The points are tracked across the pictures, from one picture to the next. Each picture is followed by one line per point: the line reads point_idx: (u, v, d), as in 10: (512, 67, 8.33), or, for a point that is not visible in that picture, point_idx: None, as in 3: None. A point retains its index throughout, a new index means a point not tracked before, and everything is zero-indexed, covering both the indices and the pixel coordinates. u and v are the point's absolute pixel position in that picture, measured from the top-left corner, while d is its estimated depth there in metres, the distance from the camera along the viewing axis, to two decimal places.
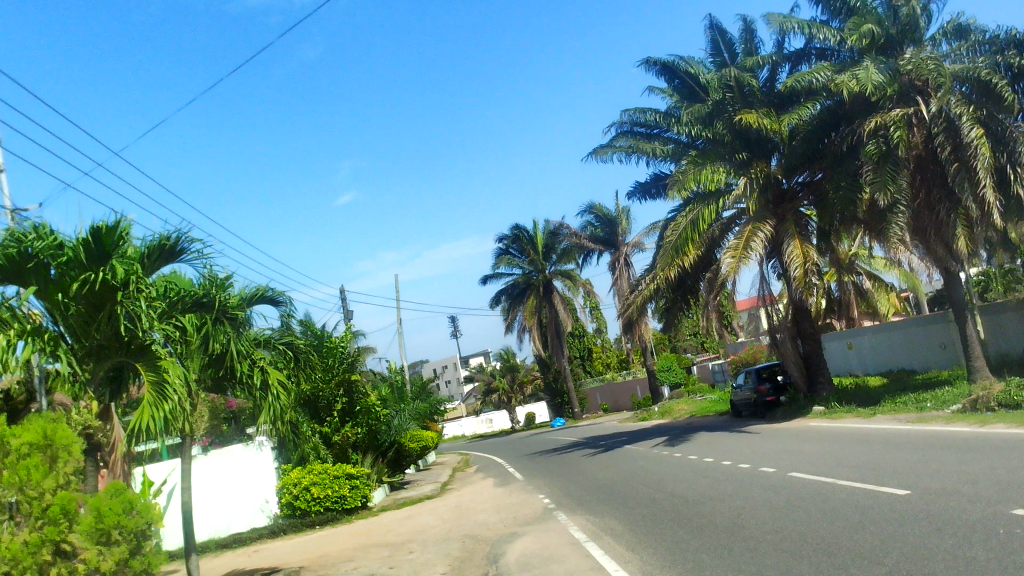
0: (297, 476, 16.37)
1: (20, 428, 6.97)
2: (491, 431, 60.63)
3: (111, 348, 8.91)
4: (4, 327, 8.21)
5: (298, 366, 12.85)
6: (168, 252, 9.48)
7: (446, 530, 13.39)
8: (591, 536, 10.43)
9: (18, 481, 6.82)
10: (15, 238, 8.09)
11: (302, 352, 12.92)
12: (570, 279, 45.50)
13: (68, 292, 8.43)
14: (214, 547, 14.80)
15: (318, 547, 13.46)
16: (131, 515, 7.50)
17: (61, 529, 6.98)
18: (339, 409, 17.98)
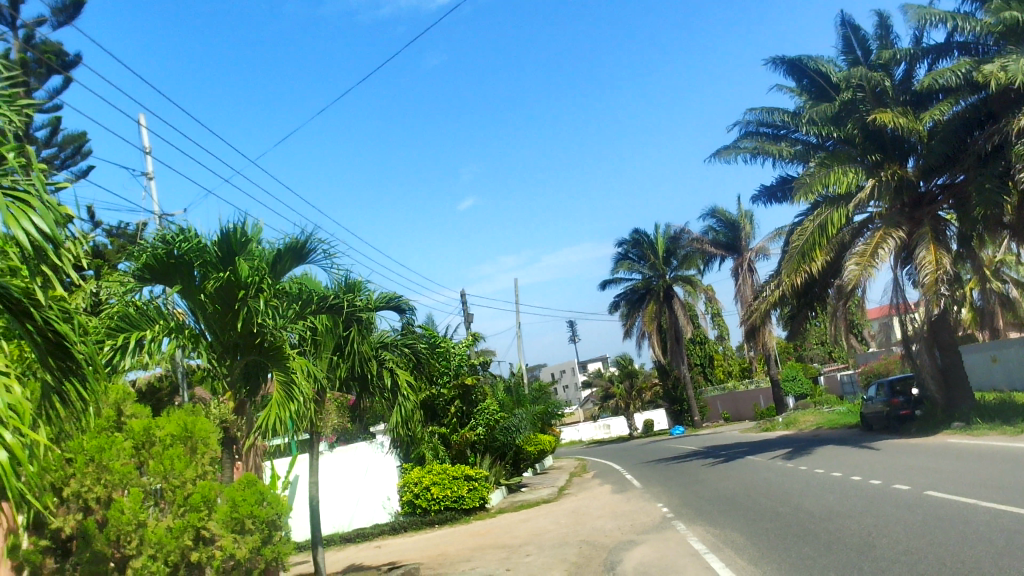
0: (417, 476, 16.81)
1: (163, 421, 7.14)
2: (609, 438, 60.69)
3: (245, 345, 9.36)
4: (151, 323, 8.71)
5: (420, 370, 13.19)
6: (299, 255, 9.89)
7: (563, 534, 13.42)
8: (712, 548, 10.16)
9: (163, 469, 6.91)
10: (163, 241, 8.62)
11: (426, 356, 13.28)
12: (690, 285, 44.69)
13: (207, 291, 8.91)
14: (339, 540, 15.58)
15: (438, 545, 13.86)
16: (262, 506, 7.38)
17: (202, 516, 6.93)
18: (457, 411, 18.19)
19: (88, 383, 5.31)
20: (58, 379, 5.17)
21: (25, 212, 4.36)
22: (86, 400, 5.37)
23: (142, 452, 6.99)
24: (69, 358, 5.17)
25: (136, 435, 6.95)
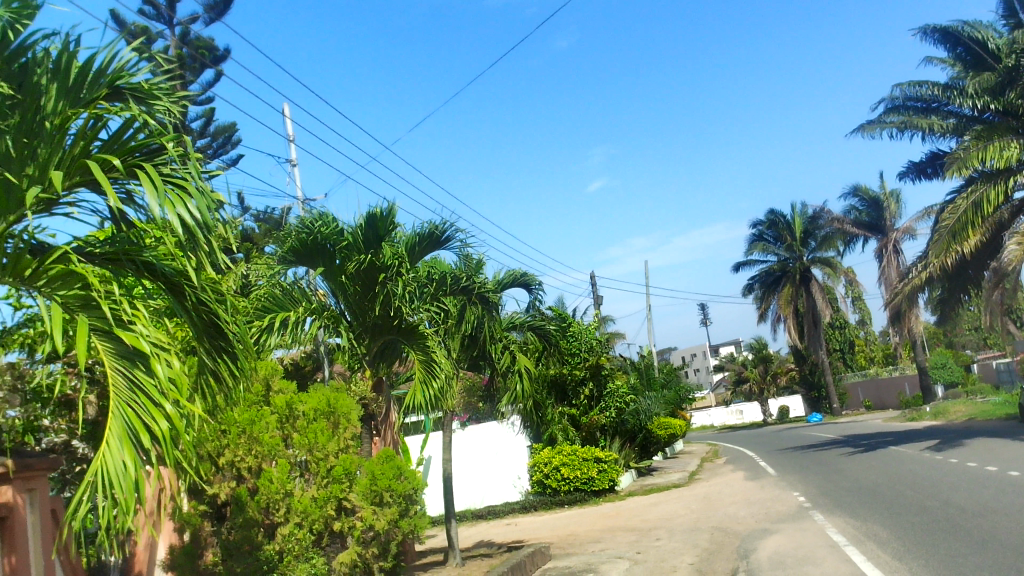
0: (547, 456, 16.96)
1: (307, 396, 7.46)
2: (742, 423, 59.34)
3: (384, 327, 9.60)
4: (297, 304, 9.13)
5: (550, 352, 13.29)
6: (435, 241, 10.12)
7: (694, 519, 13.24)
8: (852, 541, 9.78)
9: (308, 442, 7.24)
10: (306, 226, 9.02)
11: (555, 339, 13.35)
12: (830, 267, 42.88)
13: (348, 273, 9.27)
14: (471, 517, 16.04)
15: (567, 525, 13.98)
16: (400, 480, 7.58)
17: (343, 487, 7.27)
18: (588, 392, 18.00)
19: (239, 360, 5.59)
20: (213, 355, 5.49)
21: (183, 198, 4.66)
22: (237, 376, 5.65)
23: (288, 426, 7.35)
24: (223, 336, 5.47)
25: (281, 410, 7.30)
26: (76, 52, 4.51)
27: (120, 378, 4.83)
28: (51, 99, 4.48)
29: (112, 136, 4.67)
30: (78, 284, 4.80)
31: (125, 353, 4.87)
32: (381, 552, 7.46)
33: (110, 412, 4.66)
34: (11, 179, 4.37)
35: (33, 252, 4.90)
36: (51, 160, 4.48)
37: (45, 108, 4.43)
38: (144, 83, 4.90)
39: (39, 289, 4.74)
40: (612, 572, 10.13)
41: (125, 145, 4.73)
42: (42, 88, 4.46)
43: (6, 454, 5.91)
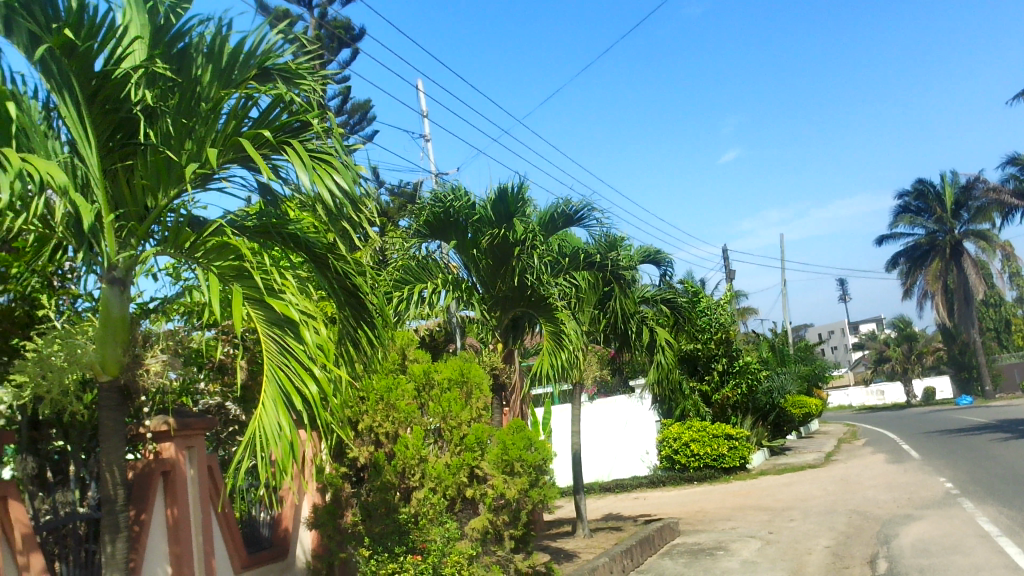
0: (677, 432, 16.96)
1: (442, 365, 7.65)
2: (883, 404, 56.78)
3: (516, 299, 9.68)
4: (432, 276, 9.33)
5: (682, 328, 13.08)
6: (566, 216, 10.18)
7: (831, 501, 12.80)
8: (1006, 532, 9.18)
9: (442, 410, 7.45)
10: (439, 201, 9.22)
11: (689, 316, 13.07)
12: (984, 241, 40.18)
13: (480, 246, 9.41)
14: (599, 489, 16.17)
15: (696, 501, 13.84)
16: (530, 451, 7.68)
17: (476, 456, 7.41)
18: (719, 368, 17.66)
19: (378, 330, 5.79)
20: (354, 324, 5.71)
21: (328, 172, 4.84)
22: (376, 343, 5.85)
23: (424, 394, 7.56)
24: (363, 307, 5.68)
25: (418, 378, 7.51)
26: (227, 36, 4.71)
27: (272, 343, 5.15)
28: (206, 82, 4.70)
29: (260, 116, 4.90)
30: (233, 255, 5.09)
31: (276, 320, 5.17)
32: (512, 520, 7.60)
33: (265, 375, 4.96)
34: (172, 156, 4.67)
35: (191, 225, 5.22)
36: (207, 137, 4.70)
37: (201, 91, 4.68)
38: (290, 63, 5.11)
39: (197, 261, 5.03)
40: (743, 551, 9.94)
41: (272, 124, 4.95)
42: (199, 71, 4.70)
43: (167, 413, 6.39)
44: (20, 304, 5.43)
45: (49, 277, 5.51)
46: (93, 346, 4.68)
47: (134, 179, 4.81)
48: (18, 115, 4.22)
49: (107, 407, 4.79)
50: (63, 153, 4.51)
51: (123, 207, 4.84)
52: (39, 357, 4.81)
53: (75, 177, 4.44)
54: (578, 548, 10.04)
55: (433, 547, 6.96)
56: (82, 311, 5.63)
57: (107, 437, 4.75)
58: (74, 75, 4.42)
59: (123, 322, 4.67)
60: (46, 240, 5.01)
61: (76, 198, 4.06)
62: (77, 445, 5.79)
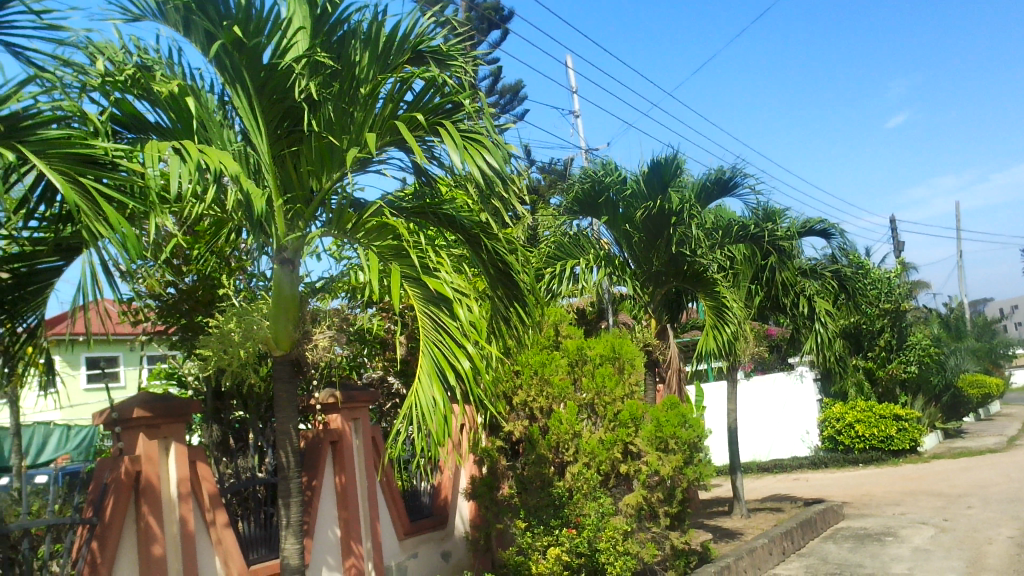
0: (840, 412, 16.21)
1: (594, 341, 7.64)
2: None
3: (670, 274, 9.56)
4: (584, 251, 9.31)
5: (855, 308, 12.36)
6: (722, 186, 9.93)
7: (1016, 488, 11.88)
8: None
9: (595, 386, 7.45)
10: (589, 176, 9.25)
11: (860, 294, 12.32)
12: None
13: (633, 221, 9.31)
14: (757, 469, 15.78)
15: (862, 484, 13.22)
16: (685, 428, 7.56)
17: (630, 432, 7.37)
18: (886, 344, 16.71)
19: (529, 308, 5.82)
20: (505, 302, 5.78)
21: (479, 151, 4.92)
22: (527, 321, 5.89)
23: (577, 369, 7.58)
24: (515, 285, 5.73)
25: (571, 353, 7.53)
26: (384, 21, 4.84)
27: (428, 320, 5.29)
28: (364, 67, 4.84)
29: (415, 99, 5.05)
30: (391, 236, 5.28)
31: (431, 297, 5.30)
32: (667, 497, 7.50)
33: (421, 350, 5.12)
34: (333, 142, 4.90)
35: (352, 206, 5.46)
36: (365, 122, 4.92)
37: (359, 75, 4.83)
38: (443, 45, 5.21)
39: (359, 241, 5.28)
40: (915, 538, 9.42)
41: (427, 106, 5.09)
42: (357, 57, 4.83)
43: (335, 387, 6.72)
44: (202, 284, 5.83)
45: (227, 257, 5.88)
46: (268, 322, 4.99)
47: (301, 164, 5.07)
48: (196, 108, 4.53)
49: (281, 379, 5.12)
50: (237, 142, 4.81)
51: (291, 191, 5.10)
52: (221, 332, 5.19)
53: (248, 164, 4.73)
54: (737, 529, 9.83)
55: (588, 521, 6.92)
56: (255, 289, 5.87)
57: (280, 408, 5.07)
58: (244, 69, 4.65)
59: (294, 300, 4.96)
60: (222, 220, 5.42)
61: (247, 186, 4.30)
62: (254, 415, 6.21)
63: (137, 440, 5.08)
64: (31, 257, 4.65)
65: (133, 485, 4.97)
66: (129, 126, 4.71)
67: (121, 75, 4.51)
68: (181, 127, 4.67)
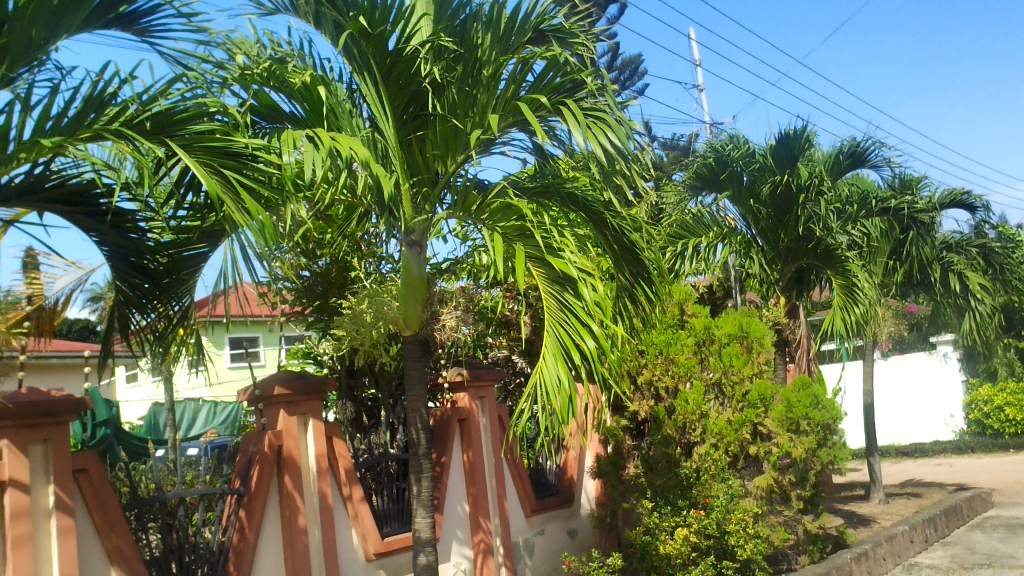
0: (989, 395, 15.17)
1: (722, 320, 7.45)
2: None
3: (799, 251, 9.16)
4: (707, 231, 9.13)
5: (1005, 284, 11.59)
6: (855, 156, 9.52)
7: None
8: None
9: (723, 365, 7.28)
10: (714, 150, 8.93)
11: (1010, 268, 11.54)
12: None
13: (759, 196, 8.99)
14: (896, 453, 15.09)
15: (1014, 471, 12.42)
16: (817, 409, 7.36)
17: (759, 413, 7.18)
18: None
19: (654, 286, 5.73)
20: (631, 281, 5.74)
21: (602, 130, 4.87)
22: (654, 300, 5.80)
23: (704, 349, 7.41)
24: (640, 263, 5.65)
25: (698, 333, 7.38)
26: (504, 3, 4.86)
27: (553, 300, 5.33)
28: (486, 49, 4.88)
29: (537, 79, 5.05)
30: (515, 216, 5.28)
31: (555, 278, 5.32)
32: (799, 480, 7.29)
33: (546, 330, 5.19)
34: (458, 125, 4.98)
35: (477, 189, 5.56)
36: (488, 105, 4.95)
37: (481, 58, 4.88)
38: (565, 23, 5.20)
39: (484, 222, 5.33)
40: None
41: (550, 84, 5.08)
42: (479, 41, 4.89)
43: (462, 366, 6.88)
44: (335, 267, 6.05)
45: (358, 242, 6.07)
46: (397, 303, 5.14)
47: (426, 148, 5.17)
48: (327, 97, 4.70)
49: (411, 358, 5.25)
50: (366, 128, 4.96)
51: (417, 174, 5.23)
52: (353, 313, 5.38)
53: (376, 149, 4.86)
54: (874, 514, 9.44)
55: (715, 502, 6.82)
56: (384, 272, 6.06)
57: (410, 386, 5.23)
58: (371, 57, 4.79)
59: (421, 280, 5.06)
60: (353, 205, 5.59)
61: (376, 171, 4.42)
62: (386, 393, 6.41)
63: (279, 416, 5.34)
64: (180, 244, 4.97)
65: (276, 458, 5.24)
66: (265, 117, 4.94)
67: (257, 69, 4.73)
68: (313, 116, 4.84)
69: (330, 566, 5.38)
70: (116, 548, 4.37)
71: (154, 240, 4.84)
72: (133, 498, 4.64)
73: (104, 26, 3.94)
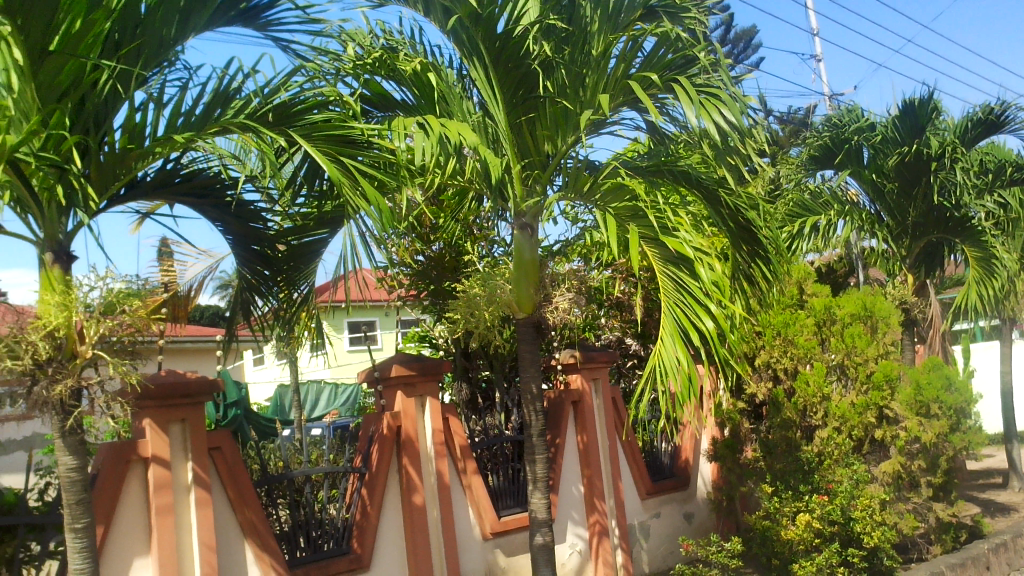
0: None
1: (843, 299, 7.11)
2: None
3: (929, 226, 8.72)
4: (827, 207, 8.66)
5: None
6: (991, 125, 8.99)
7: None
8: None
9: (846, 346, 6.97)
10: (832, 125, 8.78)
11: None
12: None
13: (883, 170, 8.56)
14: None
15: None
16: (951, 392, 7.03)
17: (885, 396, 6.82)
18: None
19: (772, 264, 5.58)
20: (748, 260, 5.59)
21: (715, 106, 4.74)
22: (772, 279, 5.64)
23: (825, 329, 7.14)
24: (756, 241, 5.51)
25: (818, 313, 7.08)
26: None
27: (668, 280, 5.27)
28: (597, 30, 4.81)
29: (648, 55, 4.97)
30: (628, 197, 5.25)
31: (671, 258, 5.25)
32: (930, 466, 6.97)
33: (663, 311, 5.12)
34: (569, 106, 4.98)
35: (588, 169, 5.53)
36: (598, 84, 4.93)
37: (591, 37, 4.82)
38: None
39: (596, 203, 5.31)
40: None
41: (662, 60, 4.99)
42: (588, 18, 4.80)
43: (575, 347, 6.87)
44: (448, 251, 6.15)
45: (470, 226, 6.12)
46: (511, 286, 5.23)
47: (536, 129, 5.17)
48: (438, 83, 4.75)
49: (524, 341, 5.31)
50: (476, 113, 5.00)
51: (529, 157, 5.26)
52: (466, 296, 5.34)
53: (487, 134, 4.94)
54: (1013, 503, 8.92)
55: (840, 488, 6.60)
56: (496, 255, 6.08)
57: (524, 367, 5.28)
58: (479, 40, 4.75)
59: (534, 262, 5.19)
60: (465, 188, 5.65)
61: (486, 155, 4.46)
62: (500, 374, 6.46)
63: (397, 397, 5.48)
64: (301, 230, 5.16)
65: (395, 438, 5.39)
66: (378, 105, 5.05)
67: (369, 59, 4.84)
68: (424, 103, 4.96)
69: (448, 544, 5.50)
70: (249, 522, 4.60)
71: (274, 227, 4.97)
72: (263, 476, 4.87)
73: (229, 23, 4.11)
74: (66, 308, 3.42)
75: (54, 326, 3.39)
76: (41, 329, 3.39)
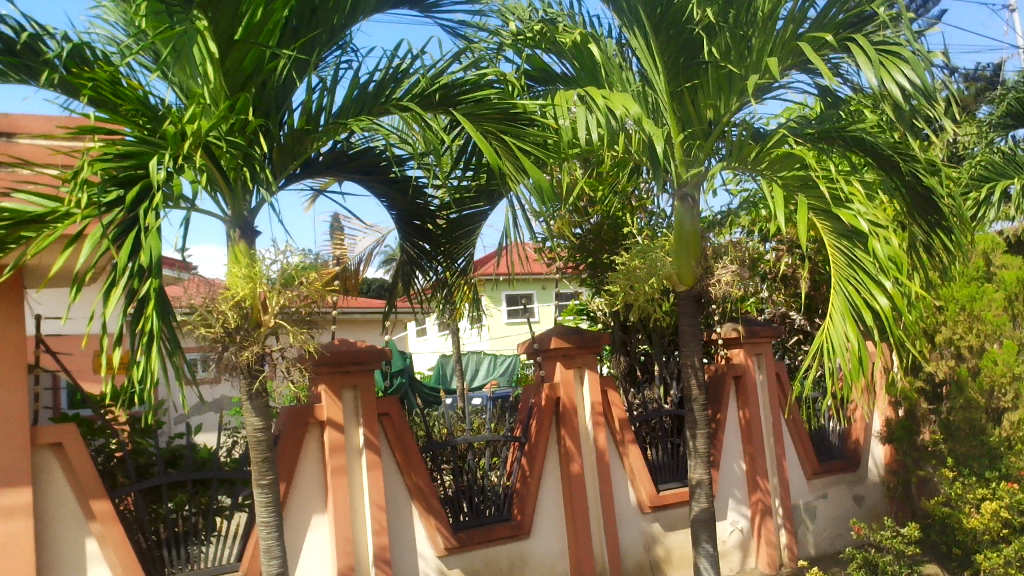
0: None
1: None
2: None
3: None
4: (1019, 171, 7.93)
5: None
6: None
7: None
8: None
9: None
10: None
11: None
12: None
13: None
14: None
15: None
16: None
17: None
18: None
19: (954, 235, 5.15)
20: (926, 231, 5.22)
21: (895, 65, 4.44)
22: (954, 252, 5.20)
23: (1017, 304, 6.51)
24: (935, 210, 5.12)
25: (1009, 287, 6.50)
26: None
27: (839, 254, 5.02)
28: None
29: (820, 14, 4.70)
30: (798, 165, 5.04)
31: (844, 232, 4.99)
32: None
33: (833, 288, 4.87)
34: (734, 71, 4.82)
35: (754, 137, 5.35)
36: (766, 47, 4.74)
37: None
38: None
39: (762, 172, 5.12)
40: None
41: (835, 19, 4.71)
42: None
43: (738, 322, 6.69)
44: (606, 222, 6.10)
45: (629, 197, 6.07)
46: (671, 258, 5.15)
47: (699, 98, 5.04)
48: (599, 54, 4.75)
49: (684, 313, 5.22)
50: (636, 82, 4.91)
51: (690, 126, 5.14)
52: (626, 269, 5.23)
53: (647, 103, 4.84)
54: None
55: None
56: (655, 227, 5.99)
57: (685, 341, 5.18)
58: (642, 7, 4.64)
59: (695, 236, 5.09)
60: (625, 161, 5.58)
61: (648, 127, 4.33)
62: (658, 348, 6.37)
63: (556, 368, 5.55)
64: (461, 203, 5.27)
65: (554, 408, 5.46)
66: (539, 79, 5.08)
67: (530, 33, 4.86)
68: (585, 74, 4.95)
69: (607, 515, 5.52)
70: (416, 486, 4.80)
71: (438, 201, 5.14)
72: (429, 442, 5.05)
73: (395, 5, 4.21)
74: (252, 280, 3.65)
75: (241, 297, 3.63)
76: (230, 299, 3.63)
